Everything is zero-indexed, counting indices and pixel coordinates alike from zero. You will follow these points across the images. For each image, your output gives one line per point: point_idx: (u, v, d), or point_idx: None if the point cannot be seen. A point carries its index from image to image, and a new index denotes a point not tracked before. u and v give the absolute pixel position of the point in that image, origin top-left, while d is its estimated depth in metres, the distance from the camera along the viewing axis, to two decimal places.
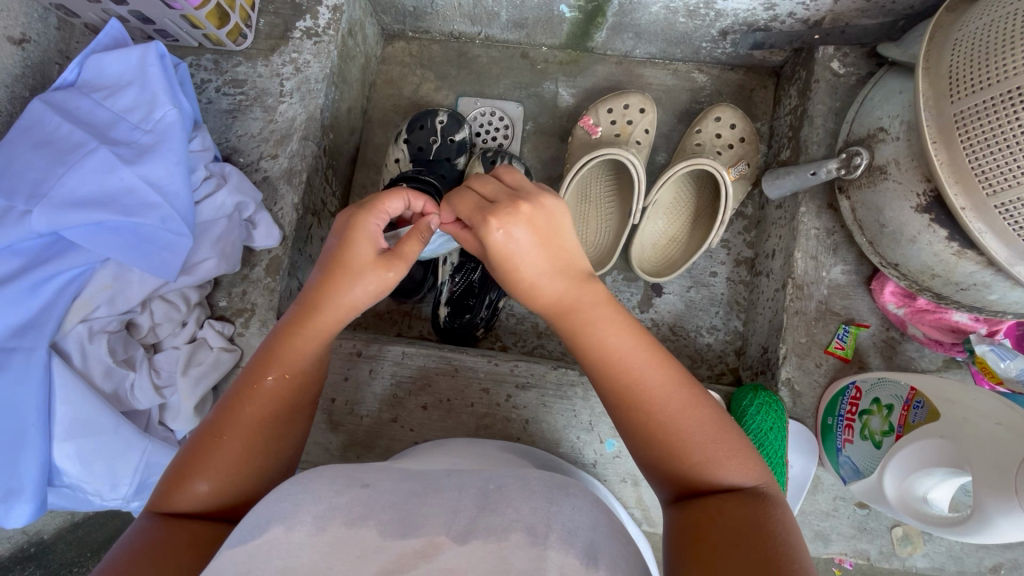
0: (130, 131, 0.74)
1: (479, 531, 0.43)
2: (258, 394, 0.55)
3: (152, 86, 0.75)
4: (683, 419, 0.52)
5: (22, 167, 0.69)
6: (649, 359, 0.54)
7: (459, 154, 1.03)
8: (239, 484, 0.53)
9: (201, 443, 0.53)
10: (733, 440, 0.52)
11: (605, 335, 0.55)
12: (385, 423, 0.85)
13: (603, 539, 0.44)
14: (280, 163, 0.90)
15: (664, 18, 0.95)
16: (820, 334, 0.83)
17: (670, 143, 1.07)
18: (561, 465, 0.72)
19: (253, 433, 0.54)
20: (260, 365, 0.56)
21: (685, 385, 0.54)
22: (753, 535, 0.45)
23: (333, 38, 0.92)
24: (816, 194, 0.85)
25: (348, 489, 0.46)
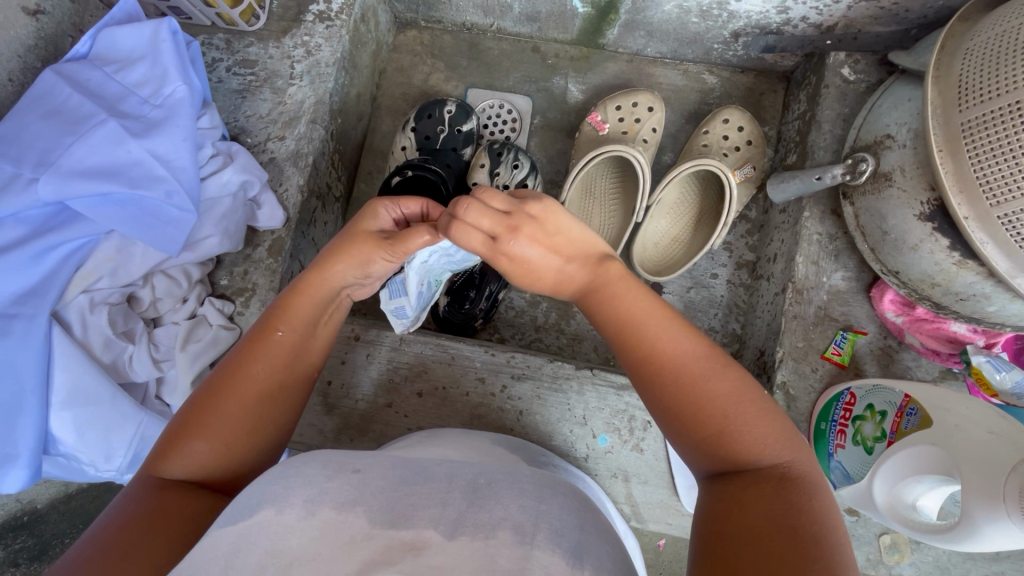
0: (139, 105, 0.74)
1: (467, 526, 0.42)
2: (263, 358, 0.58)
3: (164, 62, 0.75)
4: (705, 402, 0.51)
5: (33, 135, 0.70)
6: (670, 341, 0.54)
7: (466, 144, 1.02)
8: (235, 450, 0.54)
9: (202, 405, 0.54)
10: (758, 417, 0.50)
11: (619, 312, 0.57)
12: (381, 408, 0.85)
13: (589, 540, 0.45)
14: (287, 145, 0.90)
15: (677, 18, 0.95)
16: (817, 339, 0.83)
17: (677, 143, 1.07)
18: (553, 461, 0.73)
19: (254, 395, 0.56)
20: (265, 330, 0.59)
21: (703, 359, 0.53)
22: (774, 527, 0.44)
23: (345, 23, 0.92)
24: (820, 199, 0.85)
25: (340, 473, 0.47)
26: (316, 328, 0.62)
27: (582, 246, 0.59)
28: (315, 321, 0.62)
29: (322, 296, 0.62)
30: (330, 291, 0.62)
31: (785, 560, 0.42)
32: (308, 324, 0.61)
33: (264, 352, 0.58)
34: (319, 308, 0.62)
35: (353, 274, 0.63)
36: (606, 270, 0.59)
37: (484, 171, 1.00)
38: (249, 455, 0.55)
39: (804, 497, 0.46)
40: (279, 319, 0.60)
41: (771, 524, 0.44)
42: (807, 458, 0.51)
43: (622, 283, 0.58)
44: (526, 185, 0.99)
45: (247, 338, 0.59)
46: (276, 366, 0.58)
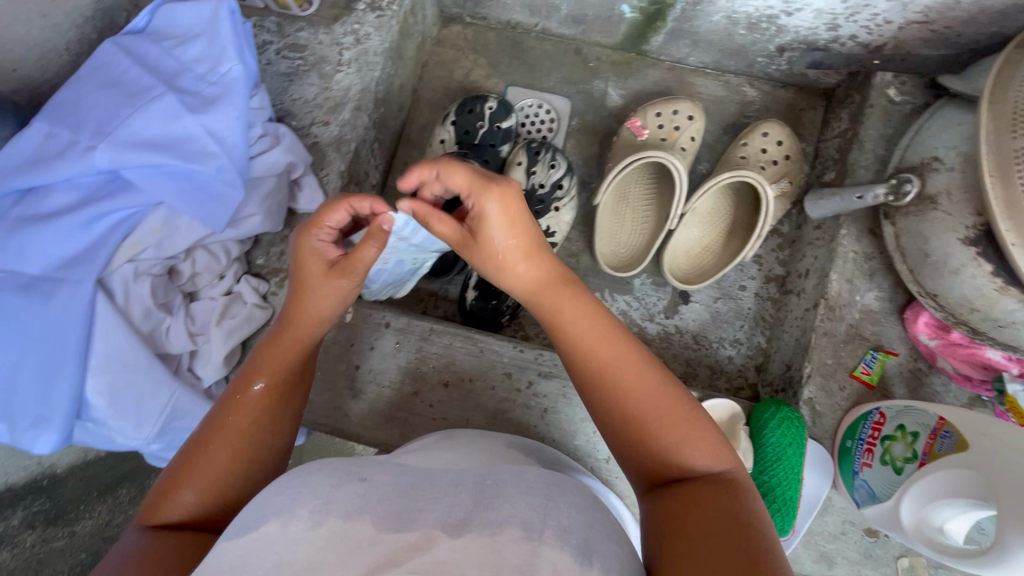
0: (195, 80, 0.76)
1: (474, 525, 0.43)
2: (243, 403, 0.58)
3: (221, 40, 0.76)
4: (649, 403, 0.53)
5: (92, 104, 0.72)
6: (617, 343, 0.56)
7: (504, 141, 1.03)
8: (223, 494, 0.54)
9: (190, 454, 0.56)
10: (695, 420, 0.53)
11: (569, 318, 0.57)
12: (406, 395, 0.86)
13: (596, 538, 0.45)
14: (331, 130, 0.91)
15: (725, 29, 0.95)
16: (846, 357, 0.83)
17: (713, 153, 1.07)
18: (562, 461, 0.72)
19: (240, 438, 0.56)
20: (247, 376, 0.59)
21: (648, 369, 0.55)
22: (727, 528, 0.46)
23: (395, 13, 0.94)
24: (859, 218, 0.85)
25: (346, 483, 0.47)
26: (299, 365, 0.62)
27: (534, 240, 0.58)
28: (296, 358, 0.61)
29: (303, 339, 0.62)
30: (312, 326, 0.62)
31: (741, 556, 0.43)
32: (289, 369, 0.61)
33: (243, 397, 0.58)
34: (300, 351, 0.62)
35: (333, 307, 0.62)
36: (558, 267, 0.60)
37: (520, 168, 1.00)
38: (240, 494, 0.56)
39: (749, 504, 0.49)
40: (258, 366, 0.60)
41: (723, 524, 0.46)
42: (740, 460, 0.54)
43: (569, 286, 0.58)
44: (561, 185, 1.00)
45: (228, 389, 0.59)
46: (258, 405, 0.58)
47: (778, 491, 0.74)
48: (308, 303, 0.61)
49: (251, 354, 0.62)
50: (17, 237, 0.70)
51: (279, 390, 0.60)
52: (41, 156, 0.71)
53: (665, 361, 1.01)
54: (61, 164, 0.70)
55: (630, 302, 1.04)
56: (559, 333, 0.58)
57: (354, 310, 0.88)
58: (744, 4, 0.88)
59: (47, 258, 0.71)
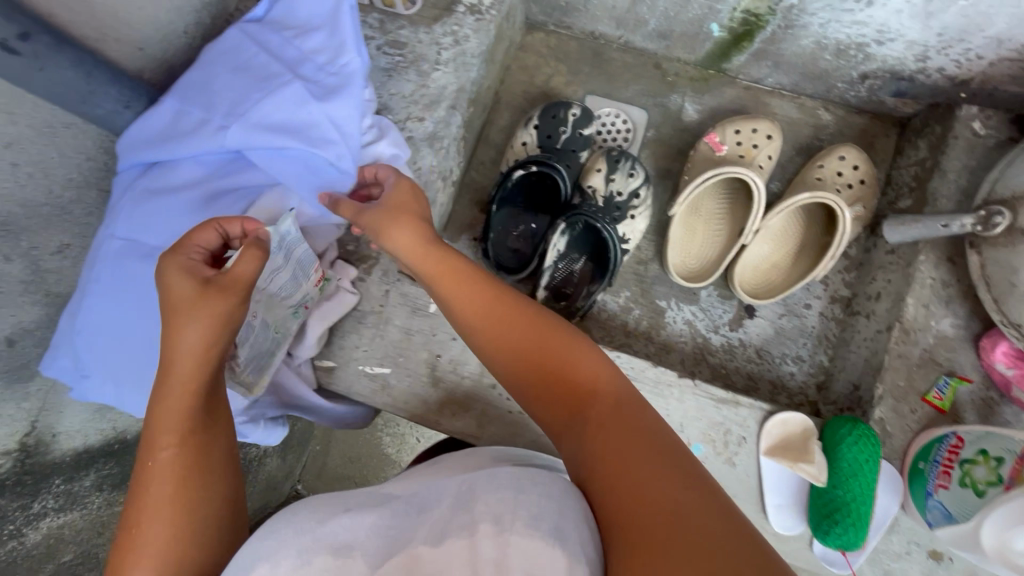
0: (315, 71, 0.79)
1: (450, 533, 0.49)
2: (163, 467, 0.58)
3: (342, 33, 0.80)
4: (554, 370, 0.61)
5: (221, 87, 0.76)
6: (507, 314, 0.65)
7: (584, 147, 1.07)
8: (175, 557, 0.55)
9: (127, 537, 0.55)
10: (603, 378, 0.60)
11: (464, 295, 0.67)
12: (484, 387, 0.88)
13: (567, 523, 0.49)
14: (426, 126, 0.95)
15: (810, 53, 0.98)
16: (919, 381, 0.85)
17: (785, 173, 1.10)
18: (551, 463, 0.73)
19: (171, 494, 0.57)
20: (149, 446, 0.59)
21: (528, 324, 0.64)
22: (655, 467, 0.52)
23: (494, 18, 0.97)
24: (938, 245, 0.87)
25: (330, 518, 0.54)
26: (199, 407, 0.61)
27: (420, 217, 0.73)
28: (195, 403, 0.61)
29: (199, 365, 0.61)
30: (196, 364, 0.61)
31: (673, 496, 0.50)
32: (190, 415, 0.60)
33: (157, 461, 0.58)
34: (197, 384, 0.61)
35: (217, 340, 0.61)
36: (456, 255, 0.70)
37: (599, 175, 1.03)
38: (201, 544, 0.57)
39: (649, 420, 0.57)
40: (156, 429, 0.59)
41: (656, 464, 0.53)
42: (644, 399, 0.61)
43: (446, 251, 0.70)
44: (638, 194, 1.03)
45: (139, 457, 0.59)
46: (173, 458, 0.59)
47: (853, 506, 0.76)
48: (180, 353, 0.60)
49: (147, 412, 0.60)
50: (141, 207, 0.74)
51: (192, 437, 0.60)
52: (169, 133, 0.75)
53: (727, 372, 1.04)
54: (189, 142, 0.74)
55: (695, 313, 1.06)
56: (471, 310, 0.66)
57: None
58: (837, 31, 0.91)
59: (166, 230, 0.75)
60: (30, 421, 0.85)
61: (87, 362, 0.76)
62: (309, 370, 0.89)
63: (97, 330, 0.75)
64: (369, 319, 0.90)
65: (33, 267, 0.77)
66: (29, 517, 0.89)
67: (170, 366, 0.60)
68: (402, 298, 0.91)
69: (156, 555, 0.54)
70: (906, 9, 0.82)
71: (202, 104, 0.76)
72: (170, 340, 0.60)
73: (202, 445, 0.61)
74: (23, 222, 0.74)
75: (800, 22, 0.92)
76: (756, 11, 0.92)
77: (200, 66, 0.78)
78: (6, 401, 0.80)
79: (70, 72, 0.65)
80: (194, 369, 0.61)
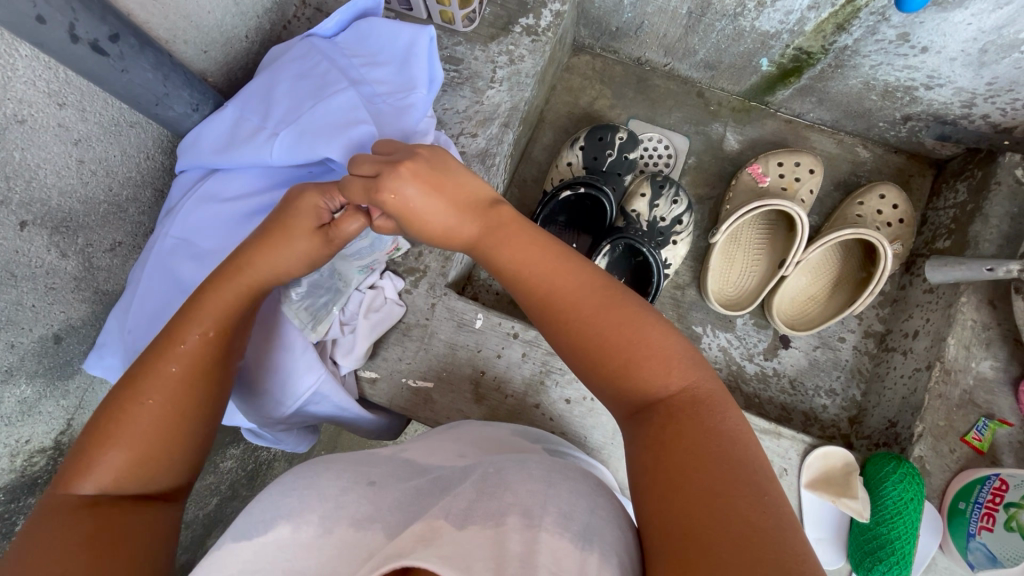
0: (372, 90, 0.80)
1: (475, 517, 0.48)
2: (181, 354, 0.60)
3: (413, 64, 0.82)
4: (605, 335, 0.58)
5: (279, 93, 0.77)
6: (562, 276, 0.62)
7: (628, 171, 1.10)
8: (154, 451, 0.58)
9: (122, 410, 0.58)
10: (658, 351, 0.57)
11: (525, 271, 0.63)
12: (528, 406, 0.89)
13: (598, 522, 0.50)
14: (478, 142, 0.95)
15: (857, 92, 1.00)
16: (958, 421, 0.85)
17: (823, 208, 1.12)
18: (566, 449, 0.76)
19: (173, 400, 0.59)
20: (184, 326, 0.61)
21: (592, 299, 0.60)
22: (701, 455, 0.51)
23: (550, 40, 0.98)
24: (979, 288, 0.88)
25: (355, 485, 0.56)
26: (232, 309, 0.63)
27: (461, 192, 0.65)
28: (237, 307, 0.64)
29: (251, 292, 0.65)
30: (270, 277, 0.65)
31: (722, 484, 0.49)
32: (225, 316, 0.63)
33: (180, 346, 0.60)
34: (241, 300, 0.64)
35: (292, 266, 0.66)
36: (495, 210, 0.66)
37: (643, 200, 1.05)
38: (182, 448, 0.60)
39: (717, 422, 0.54)
40: (191, 316, 0.62)
41: (700, 448, 0.52)
42: (709, 375, 0.59)
43: (510, 224, 0.65)
44: (681, 221, 1.05)
45: (166, 335, 0.61)
46: (193, 357, 0.61)
47: (897, 545, 0.77)
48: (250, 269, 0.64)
49: (190, 300, 0.63)
50: (200, 210, 0.75)
51: (214, 341, 0.62)
52: (227, 136, 0.76)
53: (760, 402, 1.06)
54: (241, 146, 0.75)
55: (730, 340, 1.08)
56: (526, 283, 0.63)
57: (485, 318, 0.91)
58: (886, 73, 0.93)
59: (221, 235, 0.76)
60: (67, 419, 0.84)
61: (134, 365, 0.75)
62: (353, 380, 0.89)
63: (153, 338, 0.74)
64: (414, 332, 0.90)
65: (86, 263, 0.77)
66: None
67: (239, 272, 0.64)
68: (448, 313, 0.91)
69: (142, 443, 0.57)
70: (960, 58, 0.84)
71: (259, 110, 0.77)
72: (253, 252, 0.64)
73: (217, 357, 0.63)
74: (82, 219, 0.73)
75: (851, 62, 0.94)
76: (809, 49, 0.94)
77: (263, 74, 0.80)
78: (48, 399, 0.78)
79: (150, 74, 0.66)
80: (252, 276, 0.64)
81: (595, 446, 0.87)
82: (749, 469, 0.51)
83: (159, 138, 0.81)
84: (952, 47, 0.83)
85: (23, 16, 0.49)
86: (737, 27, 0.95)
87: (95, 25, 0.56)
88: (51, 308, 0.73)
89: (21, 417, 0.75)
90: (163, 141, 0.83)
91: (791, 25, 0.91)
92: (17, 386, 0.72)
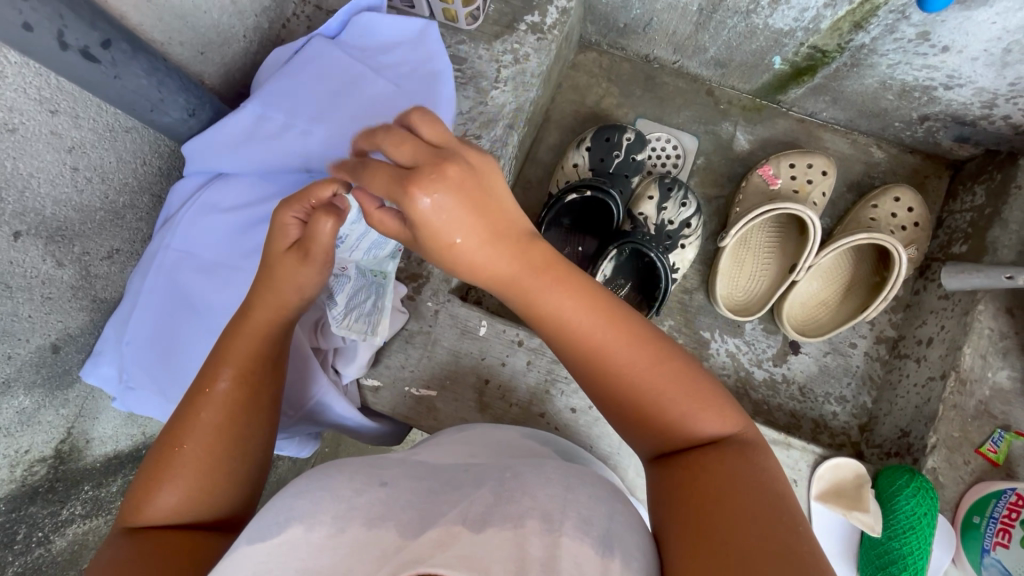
0: (393, 101, 0.80)
1: (494, 520, 0.47)
2: (213, 400, 0.59)
3: (428, 45, 0.83)
4: (647, 384, 0.56)
5: (304, 92, 0.78)
6: (600, 327, 0.56)
7: (635, 173, 1.07)
8: (207, 489, 0.58)
9: (169, 455, 0.58)
10: (691, 390, 0.56)
11: (572, 323, 0.56)
12: (533, 415, 0.87)
13: (618, 528, 0.49)
14: (482, 145, 0.93)
15: (873, 92, 0.97)
16: (973, 433, 0.83)
17: (835, 210, 1.09)
18: (578, 453, 0.75)
19: (214, 437, 0.59)
20: (212, 374, 0.60)
21: (646, 349, 0.56)
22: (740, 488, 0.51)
23: (555, 38, 0.95)
24: (997, 296, 0.86)
25: (368, 488, 0.54)
26: (260, 354, 0.62)
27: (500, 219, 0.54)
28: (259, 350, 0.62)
29: (264, 333, 0.63)
30: (273, 317, 0.63)
31: (758, 514, 0.48)
32: (255, 360, 0.62)
33: (211, 392, 0.60)
34: (262, 342, 0.62)
35: (294, 296, 0.63)
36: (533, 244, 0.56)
37: (651, 202, 1.03)
38: (233, 484, 0.60)
39: (758, 462, 0.54)
40: (223, 359, 0.61)
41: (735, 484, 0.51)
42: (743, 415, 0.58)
43: (550, 263, 0.56)
44: (689, 224, 1.03)
45: (196, 384, 0.61)
46: (226, 399, 0.60)
47: (906, 561, 0.77)
48: (256, 313, 0.62)
49: (216, 346, 0.63)
50: (200, 221, 0.74)
51: (245, 383, 0.61)
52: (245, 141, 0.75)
53: (769, 408, 1.04)
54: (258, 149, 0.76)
55: (739, 345, 1.06)
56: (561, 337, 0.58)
57: (489, 325, 0.89)
58: (905, 72, 0.90)
59: (223, 244, 0.75)
60: (67, 427, 0.83)
61: (128, 371, 0.74)
62: (355, 389, 0.88)
63: (150, 344, 0.74)
64: (418, 339, 0.89)
65: (83, 272, 0.75)
66: (57, 524, 0.87)
67: (245, 317, 0.62)
68: (452, 320, 0.89)
69: (193, 482, 0.57)
70: (983, 57, 0.81)
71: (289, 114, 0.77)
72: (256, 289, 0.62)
73: (253, 396, 0.61)
74: (78, 227, 0.71)
75: (868, 61, 0.90)
76: (824, 47, 0.91)
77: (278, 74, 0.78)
78: (46, 408, 0.78)
79: (144, 79, 0.63)
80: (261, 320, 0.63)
81: (601, 456, 0.86)
82: (779, 500, 0.51)
83: (156, 143, 0.79)
84: (975, 47, 0.80)
85: (10, 25, 0.48)
86: (749, 25, 0.92)
87: (85, 30, 0.54)
88: (49, 318, 0.72)
89: (21, 427, 0.74)
90: (161, 146, 0.80)
91: (806, 23, 0.87)
92: (15, 397, 0.71)
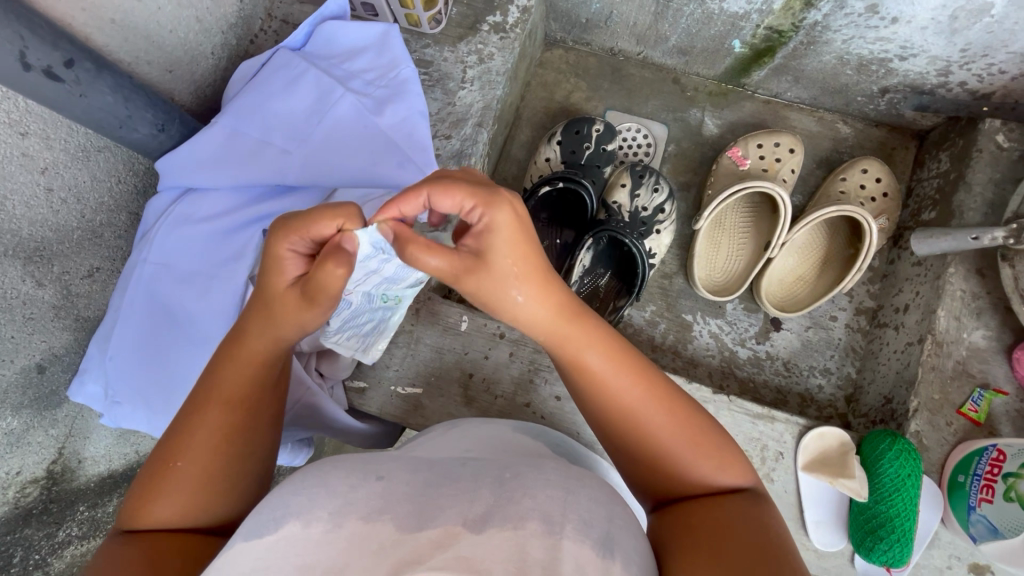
0: (359, 105, 0.82)
1: (494, 520, 0.48)
2: (208, 422, 0.58)
3: (392, 52, 0.85)
4: (670, 428, 0.56)
5: (271, 106, 0.79)
6: (631, 372, 0.57)
7: (607, 163, 1.09)
8: (197, 503, 0.57)
9: (161, 470, 0.57)
10: (710, 441, 0.57)
11: (606, 372, 0.56)
12: (518, 406, 0.88)
13: (613, 524, 0.50)
14: (452, 145, 0.95)
15: (832, 68, 0.99)
16: (953, 393, 0.85)
17: (806, 186, 1.11)
18: (568, 443, 0.76)
19: (208, 456, 0.58)
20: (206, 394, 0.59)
21: (676, 402, 0.57)
22: (748, 526, 0.51)
23: (519, 36, 0.97)
24: (967, 257, 0.87)
25: (364, 483, 0.53)
26: (252, 377, 0.61)
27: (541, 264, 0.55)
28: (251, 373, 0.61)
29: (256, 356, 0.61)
30: (268, 344, 0.61)
31: (762, 547, 0.49)
32: (247, 382, 0.61)
33: (205, 414, 0.59)
34: (257, 368, 0.61)
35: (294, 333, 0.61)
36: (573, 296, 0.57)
37: (624, 190, 1.05)
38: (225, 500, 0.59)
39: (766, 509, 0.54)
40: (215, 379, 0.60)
41: (745, 525, 0.51)
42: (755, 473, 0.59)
43: (586, 318, 0.57)
44: (663, 210, 1.04)
45: (191, 402, 0.60)
46: (220, 422, 0.59)
47: (897, 522, 0.76)
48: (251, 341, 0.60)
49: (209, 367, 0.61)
50: (177, 235, 0.75)
51: (237, 405, 0.60)
52: (218, 155, 0.78)
53: (755, 386, 1.05)
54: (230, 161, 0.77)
55: (721, 326, 1.07)
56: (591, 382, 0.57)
57: (470, 319, 0.91)
58: (860, 47, 0.92)
59: (202, 255, 0.76)
60: (58, 448, 0.84)
61: (115, 387, 0.75)
62: (342, 392, 0.89)
63: (135, 359, 0.75)
64: (401, 338, 0.90)
65: (64, 291, 0.76)
66: (53, 546, 0.88)
67: (240, 342, 0.61)
68: (433, 317, 0.91)
69: (186, 498, 0.57)
70: (931, 26, 0.83)
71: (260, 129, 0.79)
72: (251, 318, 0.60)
73: (247, 417, 0.60)
74: (56, 247, 0.73)
75: (823, 38, 0.93)
76: (780, 27, 0.93)
77: (248, 90, 0.80)
78: (36, 429, 0.78)
79: (110, 97, 0.65)
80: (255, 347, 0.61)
81: (588, 441, 0.86)
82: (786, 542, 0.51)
83: (129, 161, 0.81)
84: (922, 16, 0.82)
85: None
86: (705, 10, 0.94)
87: (47, 51, 0.56)
88: (32, 338, 0.73)
89: (10, 449, 0.75)
90: (135, 164, 0.82)
91: (759, 5, 0.89)
92: (3, 418, 0.72)
